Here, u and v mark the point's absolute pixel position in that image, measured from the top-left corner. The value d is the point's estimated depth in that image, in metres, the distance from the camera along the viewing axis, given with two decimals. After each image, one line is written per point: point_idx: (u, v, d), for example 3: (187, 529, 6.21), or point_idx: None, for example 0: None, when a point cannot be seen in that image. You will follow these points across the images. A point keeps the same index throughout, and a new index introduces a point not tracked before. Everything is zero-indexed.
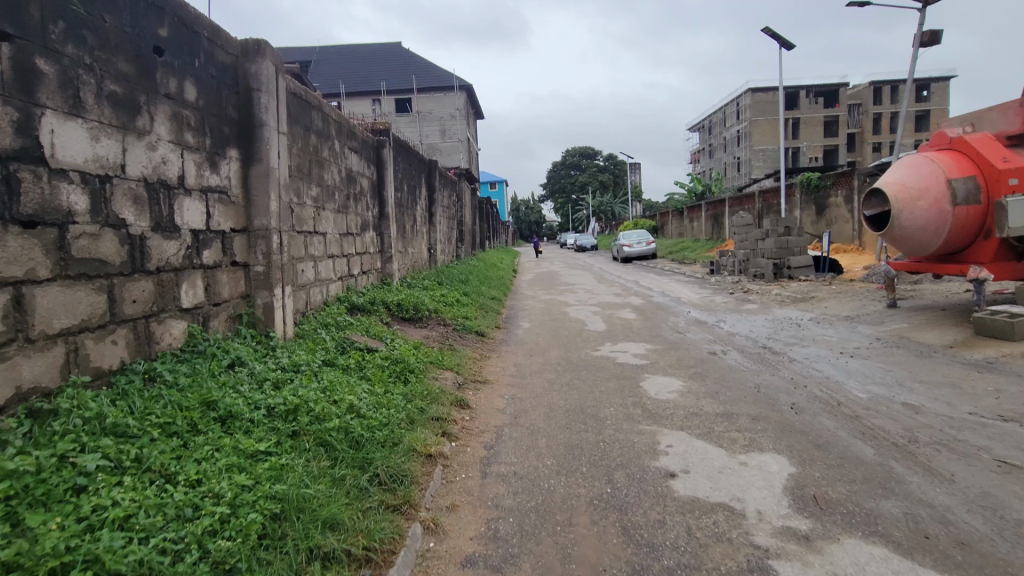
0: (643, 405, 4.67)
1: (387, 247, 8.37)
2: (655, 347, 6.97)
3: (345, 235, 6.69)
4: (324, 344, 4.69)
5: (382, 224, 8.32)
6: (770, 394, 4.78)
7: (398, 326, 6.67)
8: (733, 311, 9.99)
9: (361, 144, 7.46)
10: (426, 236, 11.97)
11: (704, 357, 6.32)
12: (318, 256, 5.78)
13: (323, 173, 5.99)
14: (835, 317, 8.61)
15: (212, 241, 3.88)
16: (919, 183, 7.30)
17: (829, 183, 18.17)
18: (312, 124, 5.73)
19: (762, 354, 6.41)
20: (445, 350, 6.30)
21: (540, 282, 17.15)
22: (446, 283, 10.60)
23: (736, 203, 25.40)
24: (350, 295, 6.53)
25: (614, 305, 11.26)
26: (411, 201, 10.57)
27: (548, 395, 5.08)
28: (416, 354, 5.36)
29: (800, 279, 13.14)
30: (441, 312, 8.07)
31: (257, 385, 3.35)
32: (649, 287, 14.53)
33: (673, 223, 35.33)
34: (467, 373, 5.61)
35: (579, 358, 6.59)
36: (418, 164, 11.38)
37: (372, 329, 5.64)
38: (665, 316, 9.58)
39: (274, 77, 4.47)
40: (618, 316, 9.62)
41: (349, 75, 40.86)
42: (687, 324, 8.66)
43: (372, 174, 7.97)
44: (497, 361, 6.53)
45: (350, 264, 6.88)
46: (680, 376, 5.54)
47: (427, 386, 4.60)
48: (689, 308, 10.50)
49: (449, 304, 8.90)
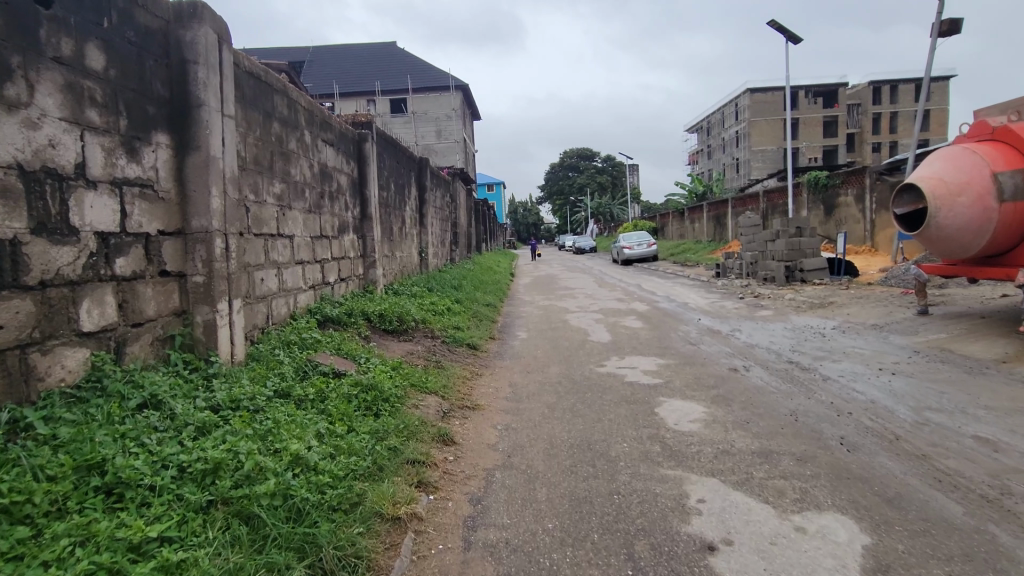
0: (662, 440, 3.91)
1: (369, 251, 7.62)
2: (668, 362, 6.21)
3: (318, 238, 5.94)
4: (280, 369, 3.93)
5: (365, 227, 7.58)
6: (811, 425, 4.02)
7: (379, 342, 5.92)
8: (747, 318, 9.23)
9: (339, 138, 6.72)
10: (416, 238, 11.22)
11: (725, 375, 5.57)
12: (282, 263, 5.02)
13: (289, 168, 5.24)
14: (862, 326, 7.87)
15: (130, 247, 3.12)
16: (959, 177, 6.58)
17: (839, 182, 17.45)
18: (275, 110, 4.97)
19: (790, 371, 5.66)
20: (430, 368, 5.54)
21: (539, 286, 16.37)
22: (437, 289, 9.84)
23: (740, 204, 24.66)
24: (323, 306, 5.77)
25: (617, 311, 10.50)
26: (399, 201, 9.81)
27: (548, 426, 4.31)
28: (393, 377, 4.59)
29: (814, 282, 12.40)
30: (429, 323, 7.34)
31: (172, 434, 2.59)
32: (653, 292, 13.77)
33: (674, 224, 34.62)
34: (453, 398, 4.84)
35: (583, 376, 5.83)
36: (408, 163, 10.63)
37: (345, 347, 4.88)
38: (674, 324, 8.82)
39: (217, 48, 3.72)
40: (624, 325, 8.86)
41: (343, 75, 40.13)
42: (700, 334, 7.90)
43: (352, 171, 7.22)
44: (489, 380, 5.77)
45: (325, 271, 6.13)
46: (700, 400, 4.79)
47: (404, 420, 3.84)
48: (699, 315, 9.74)
49: (439, 313, 8.15)
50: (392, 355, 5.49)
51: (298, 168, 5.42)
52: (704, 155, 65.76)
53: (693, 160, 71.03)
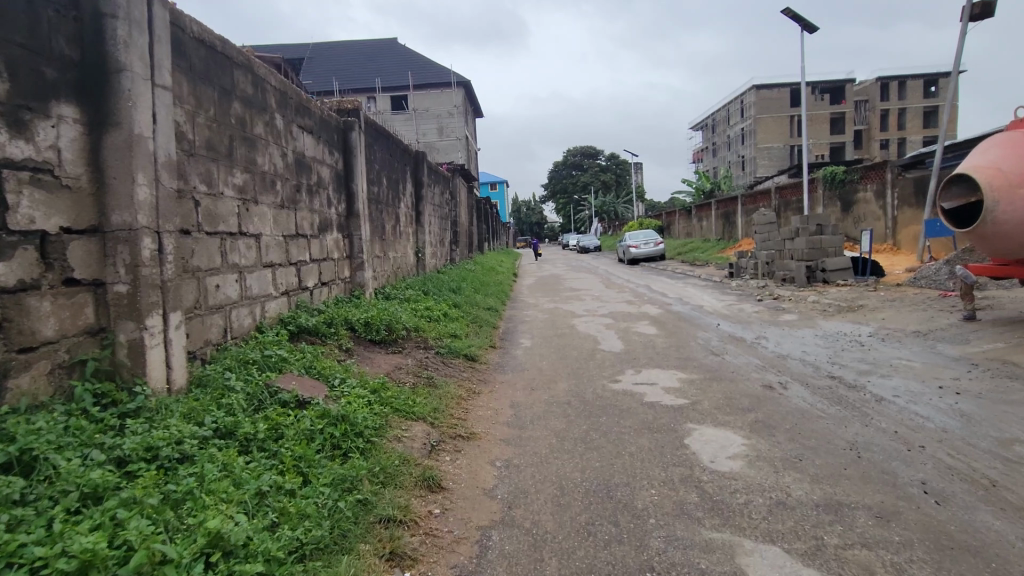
0: (698, 484, 3.17)
1: (357, 251, 6.90)
2: (691, 377, 5.47)
3: (293, 238, 5.22)
4: (229, 398, 3.20)
5: (352, 225, 6.85)
6: (881, 466, 3.28)
7: (362, 356, 5.19)
8: (771, 324, 8.47)
9: (319, 125, 5.99)
10: (412, 238, 10.51)
11: (759, 393, 4.84)
12: (243, 266, 4.30)
13: (255, 156, 4.52)
14: (902, 334, 7.10)
15: (13, 249, 2.41)
16: (1017, 166, 5.85)
17: (858, 177, 16.67)
18: (235, 87, 4.23)
19: (834, 389, 4.92)
20: (419, 387, 4.81)
21: (543, 287, 15.63)
22: (434, 292, 9.12)
23: (751, 201, 23.88)
24: (297, 316, 5.05)
25: (628, 315, 9.75)
26: (392, 197, 9.09)
27: (556, 463, 3.58)
28: (372, 403, 3.86)
29: (837, 283, 11.62)
30: (422, 331, 6.61)
31: (39, 512, 1.86)
32: (665, 293, 13.00)
33: (681, 223, 33.83)
34: (443, 426, 4.10)
35: (595, 394, 5.10)
36: (403, 157, 9.91)
37: (317, 365, 4.15)
38: (693, 330, 8.07)
39: (145, 1, 2.99)
40: (637, 331, 8.13)
41: (343, 72, 39.48)
42: (721, 342, 7.16)
43: (337, 163, 6.51)
44: (488, 399, 5.04)
45: (302, 275, 5.41)
46: (736, 427, 4.04)
47: (378, 463, 3.11)
48: (718, 320, 9.00)
49: (434, 320, 7.42)
50: (374, 372, 4.77)
51: (266, 156, 4.69)
52: (710, 153, 64.92)
53: (698, 158, 70.15)
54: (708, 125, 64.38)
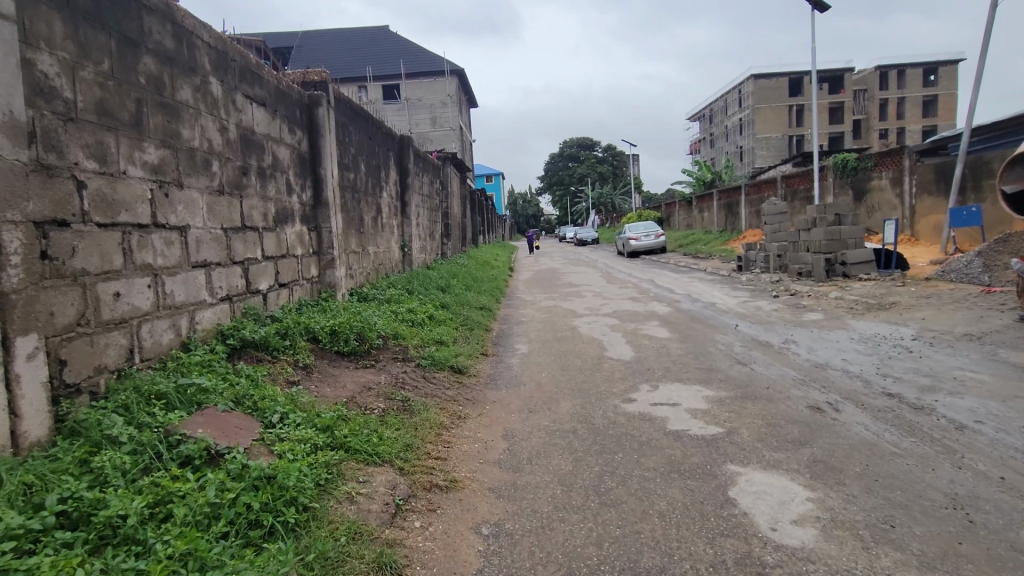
0: (763, 571, 2.27)
1: (326, 246, 5.97)
2: (719, 395, 4.58)
3: (237, 232, 4.28)
4: (106, 455, 2.30)
5: (320, 216, 5.91)
6: (1010, 543, 2.40)
7: (322, 376, 4.27)
8: (796, 324, 7.58)
9: (275, 98, 5.05)
10: (397, 230, 9.58)
11: (807, 419, 3.96)
12: (160, 267, 3.37)
13: (178, 128, 3.58)
14: (951, 337, 6.23)
15: None
16: None
17: (873, 164, 15.79)
18: (144, 37, 3.27)
19: (897, 412, 4.03)
20: (387, 415, 3.89)
21: (541, 282, 14.71)
22: (419, 290, 8.20)
23: (756, 191, 22.98)
24: (241, 327, 4.12)
25: (634, 315, 8.87)
26: (372, 186, 8.15)
27: (563, 530, 2.67)
28: (319, 449, 2.94)
29: (859, 277, 10.72)
30: (401, 339, 5.71)
31: None
32: (671, 289, 12.11)
33: (682, 214, 32.92)
34: (415, 474, 3.18)
35: (606, 419, 4.19)
36: (386, 141, 8.96)
37: (253, 395, 3.22)
38: (711, 333, 7.18)
39: None
40: (647, 334, 7.24)
41: (333, 61, 38.32)
42: (745, 347, 6.27)
43: (299, 142, 5.55)
44: (476, 426, 4.15)
45: (251, 276, 4.48)
46: (792, 471, 3.16)
47: (313, 550, 2.19)
48: (736, 320, 8.11)
49: (417, 325, 6.50)
50: (332, 399, 3.85)
51: (196, 129, 3.75)
52: (708, 143, 64.03)
53: (695, 149, 69.20)
54: (706, 115, 63.40)
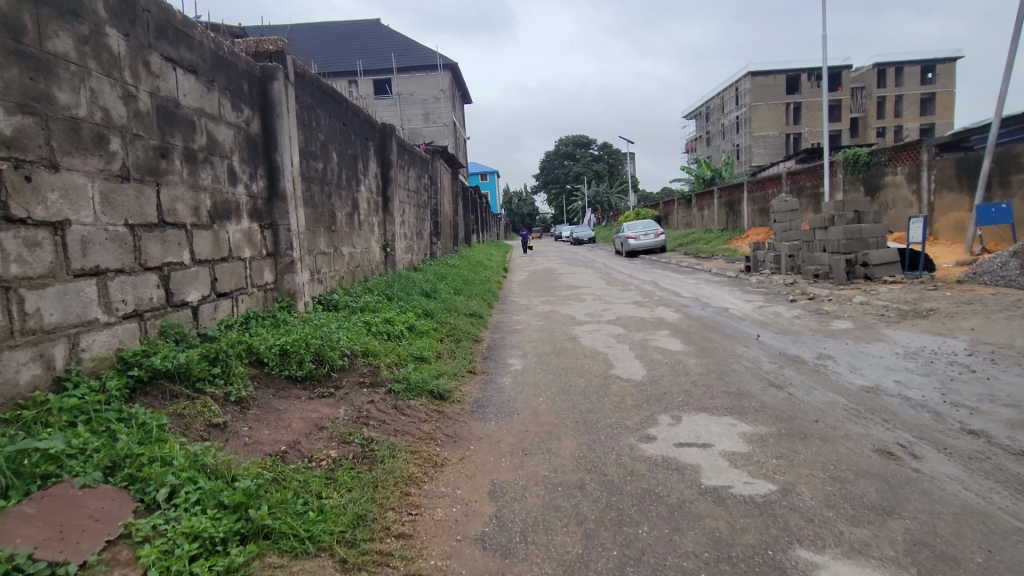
0: None
1: (284, 246, 5.06)
2: (758, 431, 3.70)
3: (151, 229, 3.36)
4: None
5: (276, 211, 5.00)
6: None
7: (260, 414, 3.37)
8: (824, 334, 6.72)
9: (212, 66, 4.13)
10: (377, 227, 8.66)
11: (881, 470, 3.08)
12: (18, 277, 2.48)
13: (50, 90, 2.68)
14: (1012, 352, 5.37)
15: None
16: None
17: (886, 159, 14.92)
18: None
19: (994, 461, 3.14)
20: (337, 470, 2.97)
21: (538, 283, 13.83)
22: (400, 295, 7.28)
23: (759, 188, 22.17)
24: (152, 353, 3.19)
25: (641, 322, 7.99)
26: (347, 177, 7.22)
27: None
28: (215, 551, 2.02)
29: (882, 280, 9.86)
30: (371, 359, 4.79)
31: None
32: (678, 292, 11.24)
33: (680, 212, 32.10)
34: (363, 568, 2.26)
35: (621, 467, 3.30)
36: (364, 129, 8.04)
37: (138, 456, 2.31)
38: (730, 346, 6.31)
39: None
40: (657, 347, 6.36)
41: (323, 55, 37.32)
42: (774, 364, 5.40)
43: (247, 122, 4.62)
44: (456, 479, 3.23)
45: (173, 286, 3.56)
46: (890, 562, 2.28)
47: None
48: (755, 329, 7.24)
49: (394, 339, 5.60)
50: (265, 451, 2.95)
51: (81, 93, 2.85)
52: (704, 141, 63.34)
53: (691, 148, 68.53)
54: (702, 114, 62.70)
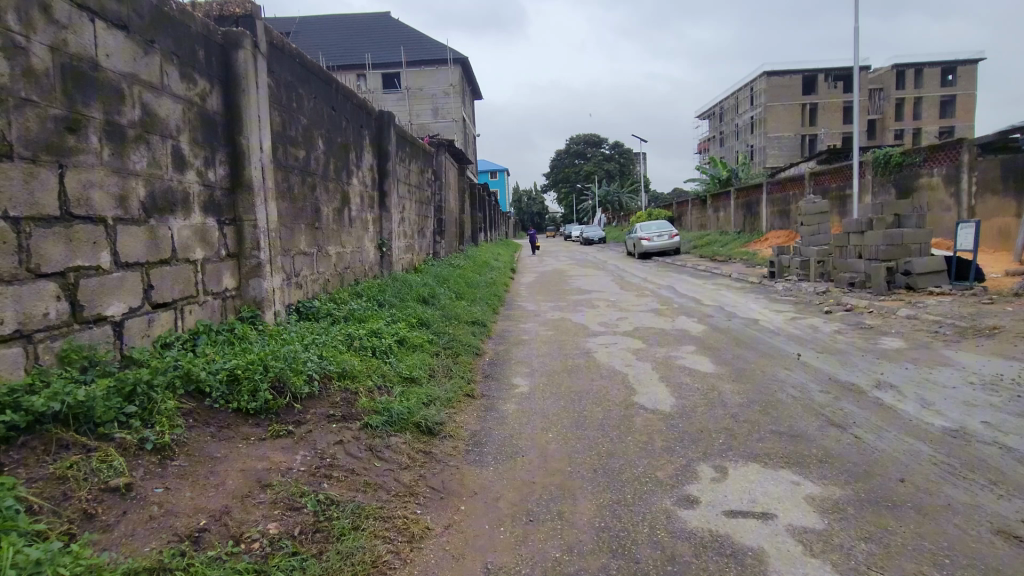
0: None
1: (249, 245, 4.28)
2: (831, 496, 2.88)
3: (49, 224, 2.60)
4: None
5: (239, 203, 4.22)
6: None
7: (184, 469, 2.58)
8: (874, 355, 5.87)
9: (151, 23, 3.35)
10: (372, 225, 7.88)
11: (1020, 568, 2.25)
12: None
13: None
14: None
15: None
16: None
17: (921, 159, 14.01)
18: None
19: None
20: (273, 560, 2.18)
21: (547, 286, 13.02)
22: (394, 301, 6.49)
23: (779, 188, 21.24)
24: (42, 388, 2.42)
25: (663, 335, 7.16)
26: (336, 169, 6.44)
27: None
28: None
29: (927, 291, 8.98)
30: (347, 384, 3.99)
31: None
32: (699, 299, 10.40)
33: (694, 213, 31.18)
34: None
35: (657, 549, 2.49)
36: (357, 116, 7.26)
37: None
38: (768, 367, 5.48)
39: None
40: (684, 368, 5.53)
41: (332, 48, 36.67)
42: (827, 394, 4.55)
43: (201, 96, 3.84)
44: (438, 562, 2.43)
45: (82, 298, 2.78)
46: None
47: None
48: (793, 346, 6.41)
49: (380, 356, 4.81)
50: (174, 532, 2.16)
51: None
52: (717, 141, 62.31)
53: (704, 148, 67.41)
54: (716, 114, 61.58)
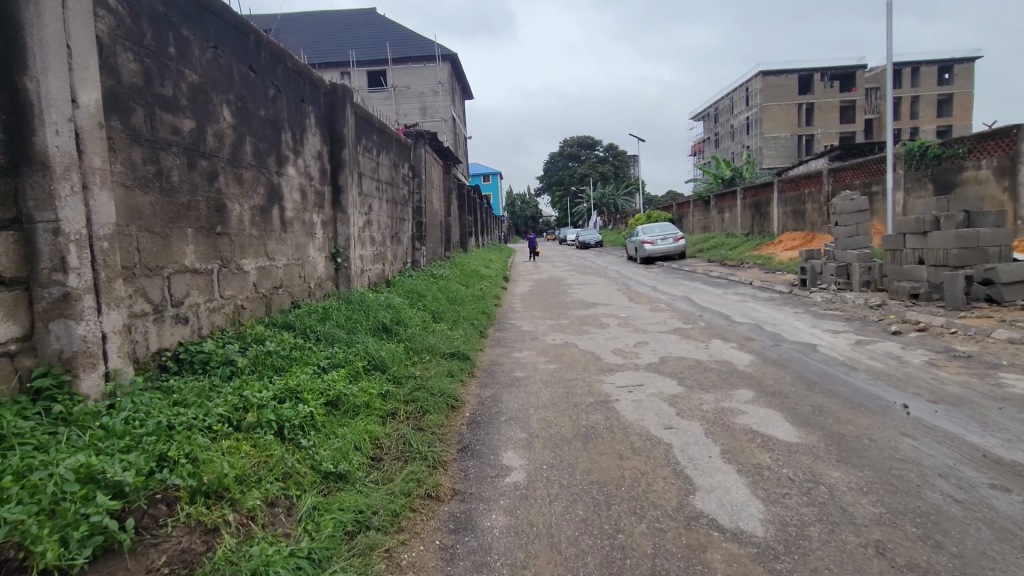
0: None
1: (45, 265, 2.48)
2: None
3: None
4: None
5: (25, 193, 2.46)
6: None
7: None
8: (1013, 406, 4.14)
9: None
10: (319, 228, 6.07)
11: None
12: None
13: None
14: None
15: None
16: None
17: (964, 151, 12.45)
18: None
19: None
20: None
21: (544, 299, 11.28)
22: (335, 335, 4.69)
23: (791, 187, 19.59)
24: None
25: (700, 370, 5.43)
26: (257, 152, 4.67)
27: None
28: None
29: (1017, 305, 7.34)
30: (198, 516, 2.21)
31: None
32: (727, 315, 8.65)
33: (696, 215, 29.52)
34: None
35: None
36: (294, 85, 5.48)
37: None
38: (874, 432, 3.73)
39: None
40: (751, 433, 3.78)
41: (313, 45, 34.90)
42: (1010, 495, 2.82)
43: None
44: None
45: None
46: None
47: None
48: (886, 390, 4.67)
49: (289, 437, 3.02)
50: None
51: None
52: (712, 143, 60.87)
53: (699, 150, 66.13)
54: (710, 115, 60.35)
